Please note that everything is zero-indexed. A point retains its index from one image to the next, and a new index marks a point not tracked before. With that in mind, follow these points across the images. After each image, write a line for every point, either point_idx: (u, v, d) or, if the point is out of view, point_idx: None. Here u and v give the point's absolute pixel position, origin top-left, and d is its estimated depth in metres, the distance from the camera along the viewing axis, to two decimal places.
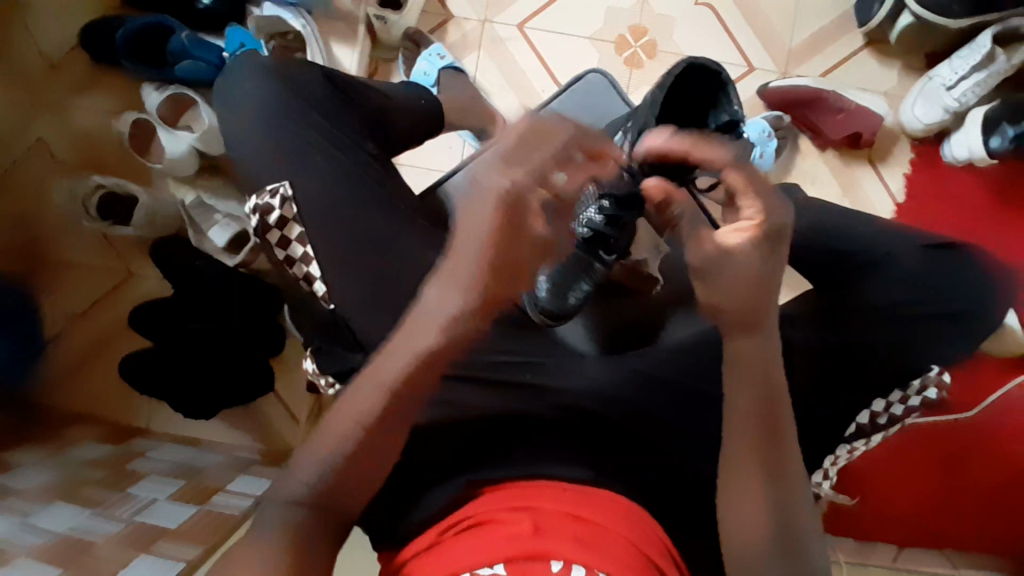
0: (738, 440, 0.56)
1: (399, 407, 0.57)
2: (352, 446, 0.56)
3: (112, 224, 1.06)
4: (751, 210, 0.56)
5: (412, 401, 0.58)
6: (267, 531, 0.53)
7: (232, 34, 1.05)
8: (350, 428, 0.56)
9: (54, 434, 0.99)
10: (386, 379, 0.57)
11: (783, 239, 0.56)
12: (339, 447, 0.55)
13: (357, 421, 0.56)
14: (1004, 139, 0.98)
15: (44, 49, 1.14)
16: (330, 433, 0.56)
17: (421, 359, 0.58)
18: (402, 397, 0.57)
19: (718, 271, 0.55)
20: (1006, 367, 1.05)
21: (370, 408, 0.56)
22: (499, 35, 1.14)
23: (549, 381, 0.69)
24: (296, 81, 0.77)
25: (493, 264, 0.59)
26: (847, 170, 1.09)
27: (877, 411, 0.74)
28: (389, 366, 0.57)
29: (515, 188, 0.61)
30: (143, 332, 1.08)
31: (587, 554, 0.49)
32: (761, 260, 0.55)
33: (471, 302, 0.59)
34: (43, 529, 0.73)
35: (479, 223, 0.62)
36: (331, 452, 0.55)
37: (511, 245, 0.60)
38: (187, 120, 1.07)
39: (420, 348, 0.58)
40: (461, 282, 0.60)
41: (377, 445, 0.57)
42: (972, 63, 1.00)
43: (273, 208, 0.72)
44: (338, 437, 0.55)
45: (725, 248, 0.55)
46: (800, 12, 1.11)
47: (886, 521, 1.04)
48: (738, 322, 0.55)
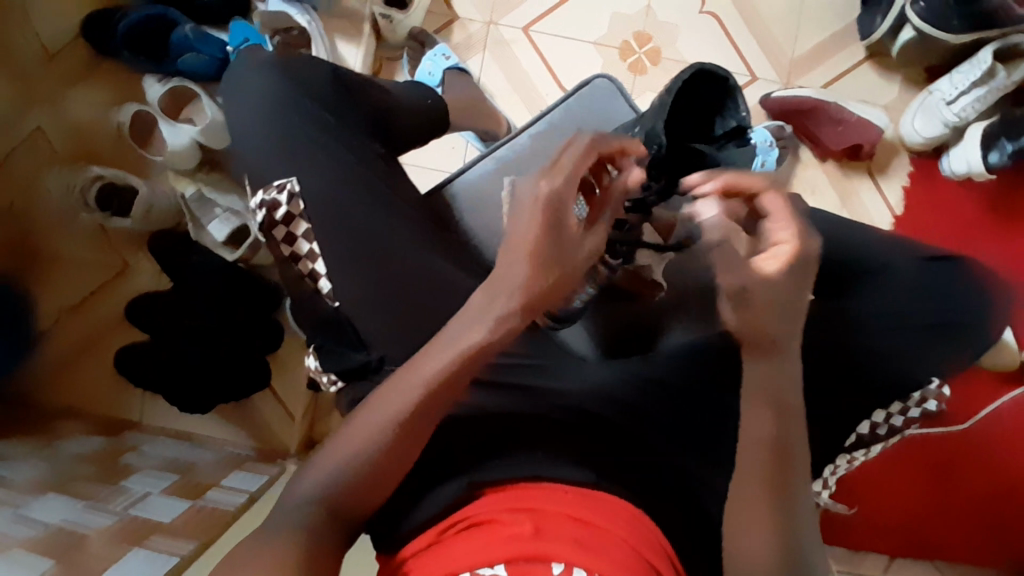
0: (751, 448, 0.54)
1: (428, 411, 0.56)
2: (382, 447, 0.55)
3: (110, 216, 1.06)
4: (784, 234, 0.54)
5: (443, 406, 0.56)
6: (269, 530, 0.53)
7: (235, 28, 1.05)
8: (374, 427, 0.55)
9: (46, 427, 0.98)
10: (427, 377, 0.55)
11: (813, 266, 0.54)
12: (362, 449, 0.55)
13: (393, 418, 0.55)
14: (1002, 154, 1.00)
15: (44, 39, 1.12)
16: (355, 434, 0.55)
17: (465, 356, 0.56)
18: (439, 397, 0.56)
19: (752, 295, 0.53)
20: (999, 380, 1.06)
21: (406, 404, 0.55)
22: (504, 37, 1.15)
23: (553, 383, 0.71)
24: (304, 78, 0.77)
25: (540, 268, 0.55)
26: (846, 181, 1.10)
27: (877, 421, 0.77)
28: (433, 363, 0.56)
29: (560, 191, 0.56)
30: (139, 325, 1.07)
31: (588, 557, 0.49)
32: (794, 284, 0.53)
33: (530, 294, 0.56)
34: (35, 522, 0.72)
35: (528, 218, 0.56)
36: (352, 453, 0.55)
37: (563, 238, 0.56)
38: (190, 113, 1.07)
39: (466, 345, 0.56)
40: (516, 273, 0.56)
41: (408, 448, 0.56)
42: (972, 79, 1.01)
43: (280, 203, 0.72)
44: (374, 431, 0.55)
45: (756, 272, 0.53)
46: (802, 23, 1.13)
47: (879, 531, 1.05)
48: (761, 341, 0.54)
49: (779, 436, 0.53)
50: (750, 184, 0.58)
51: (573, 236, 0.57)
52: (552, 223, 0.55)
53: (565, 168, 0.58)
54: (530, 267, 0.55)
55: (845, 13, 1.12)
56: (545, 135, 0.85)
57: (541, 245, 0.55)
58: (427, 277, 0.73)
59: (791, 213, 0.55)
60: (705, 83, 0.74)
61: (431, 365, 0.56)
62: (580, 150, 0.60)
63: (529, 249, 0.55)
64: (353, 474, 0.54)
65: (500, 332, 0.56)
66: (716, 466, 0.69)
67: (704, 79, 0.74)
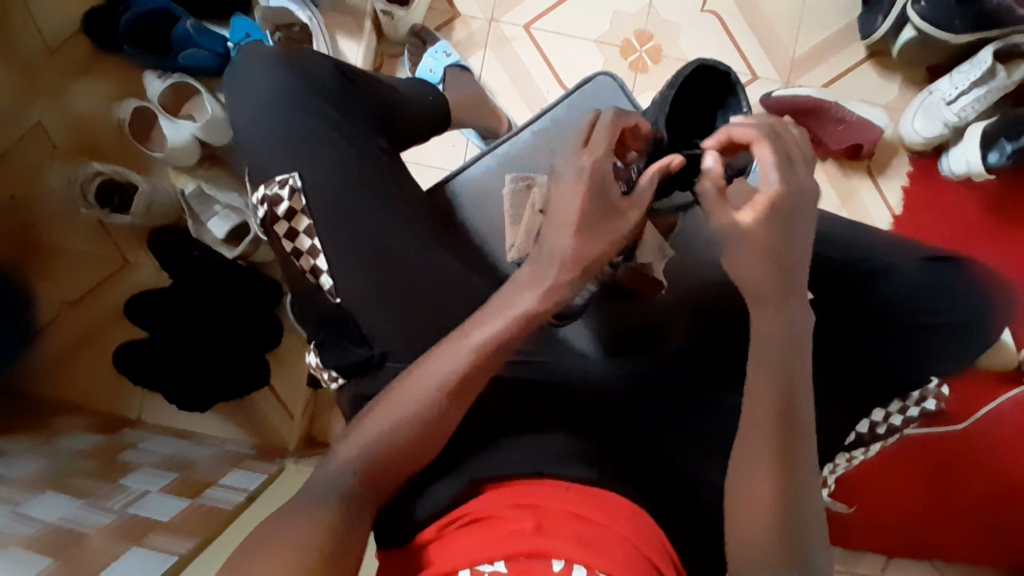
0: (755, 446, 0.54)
1: (466, 382, 0.58)
2: (427, 410, 0.57)
3: (109, 213, 1.05)
4: (766, 184, 0.57)
5: (481, 378, 0.58)
6: (271, 529, 0.53)
7: (236, 24, 1.07)
8: (416, 395, 0.58)
9: (43, 423, 0.97)
10: (476, 342, 0.58)
11: (799, 218, 0.57)
12: (402, 418, 0.57)
13: (439, 382, 0.58)
14: (1002, 155, 1.00)
15: (44, 32, 1.13)
16: (394, 402, 0.58)
17: (516, 322, 0.58)
18: (482, 365, 0.58)
19: (732, 245, 0.57)
20: (997, 380, 1.07)
21: (454, 369, 0.58)
22: (506, 35, 1.14)
23: (566, 373, 0.74)
24: (306, 73, 0.77)
25: (588, 236, 0.59)
26: (846, 180, 1.11)
27: (876, 420, 0.78)
28: (483, 328, 0.58)
29: (601, 163, 0.60)
30: (138, 322, 1.07)
31: (589, 554, 0.50)
32: (780, 234, 0.56)
33: (581, 262, 0.59)
34: (32, 519, 0.72)
35: (572, 192, 0.59)
36: (391, 422, 0.57)
37: (606, 210, 0.60)
38: (190, 109, 1.06)
39: (517, 311, 0.59)
40: (565, 242, 0.59)
41: (450, 411, 0.58)
42: (973, 78, 1.01)
43: (282, 199, 0.72)
44: (421, 394, 0.58)
45: (736, 221, 0.57)
46: (803, 23, 1.13)
47: (877, 529, 1.05)
48: (759, 294, 0.57)
49: (780, 433, 0.54)
50: (744, 137, 0.60)
51: (617, 206, 0.60)
52: (594, 195, 0.59)
53: (602, 141, 0.61)
54: (577, 237, 0.59)
55: (846, 12, 1.12)
56: (549, 132, 0.85)
57: (586, 215, 0.59)
58: (429, 274, 0.73)
59: (781, 163, 0.57)
60: (710, 81, 0.73)
61: (478, 332, 0.58)
62: (615, 124, 0.63)
63: (575, 220, 0.59)
64: (392, 439, 0.57)
65: (551, 299, 0.59)
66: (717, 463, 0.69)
67: (706, 78, 0.73)
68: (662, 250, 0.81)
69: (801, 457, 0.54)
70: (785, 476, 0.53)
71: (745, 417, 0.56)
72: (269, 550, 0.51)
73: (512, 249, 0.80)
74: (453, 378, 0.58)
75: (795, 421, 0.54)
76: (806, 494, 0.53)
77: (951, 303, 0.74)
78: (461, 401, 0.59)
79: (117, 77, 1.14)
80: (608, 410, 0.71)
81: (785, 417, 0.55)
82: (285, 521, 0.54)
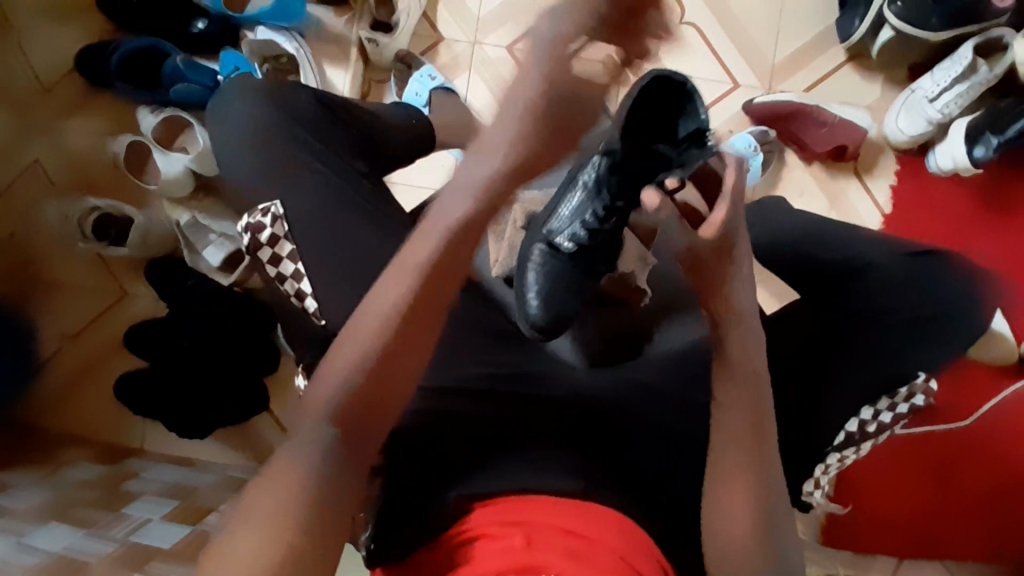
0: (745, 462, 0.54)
1: (425, 309, 0.56)
2: (364, 368, 0.54)
3: (107, 245, 1.08)
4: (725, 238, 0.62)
5: (424, 307, 0.56)
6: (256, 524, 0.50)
7: (226, 58, 1.06)
8: (413, 273, 0.56)
9: (49, 455, 0.99)
10: (415, 262, 0.56)
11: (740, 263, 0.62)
12: (397, 302, 0.56)
13: (381, 322, 0.55)
14: (988, 149, 1.00)
15: (38, 74, 1.16)
16: (402, 269, 0.57)
17: (435, 256, 0.57)
18: (421, 298, 0.56)
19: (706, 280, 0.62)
20: (999, 373, 1.05)
21: (395, 299, 0.56)
22: (489, 56, 1.17)
23: (549, 377, 0.74)
24: (287, 100, 0.78)
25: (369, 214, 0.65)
26: (834, 182, 1.11)
27: (866, 419, 0.74)
28: (417, 250, 0.57)
29: None
30: (139, 353, 1.08)
31: (575, 565, 0.51)
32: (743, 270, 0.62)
33: None
34: (38, 549, 0.73)
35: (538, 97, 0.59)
36: (376, 324, 0.55)
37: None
38: (183, 142, 1.08)
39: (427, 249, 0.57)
40: None
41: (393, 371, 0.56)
42: (953, 75, 1.01)
43: (265, 226, 0.73)
44: (365, 334, 0.55)
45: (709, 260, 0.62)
46: (782, 29, 1.14)
47: (881, 531, 1.04)
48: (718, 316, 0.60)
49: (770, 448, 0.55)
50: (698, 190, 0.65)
51: None
52: None
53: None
54: None
55: (825, 16, 1.13)
56: None
57: None
58: None
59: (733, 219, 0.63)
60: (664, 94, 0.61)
61: (421, 246, 0.57)
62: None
63: None
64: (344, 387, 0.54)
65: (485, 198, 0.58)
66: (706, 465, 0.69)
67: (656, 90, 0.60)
68: (643, 258, 0.82)
69: None
70: None
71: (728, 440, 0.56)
72: (252, 535, 0.49)
73: (496, 263, 0.82)
74: (433, 272, 0.57)
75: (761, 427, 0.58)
76: None
77: (934, 295, 0.74)
78: (405, 343, 0.56)
79: (112, 114, 1.16)
80: (599, 420, 0.71)
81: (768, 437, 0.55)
82: (278, 461, 0.53)
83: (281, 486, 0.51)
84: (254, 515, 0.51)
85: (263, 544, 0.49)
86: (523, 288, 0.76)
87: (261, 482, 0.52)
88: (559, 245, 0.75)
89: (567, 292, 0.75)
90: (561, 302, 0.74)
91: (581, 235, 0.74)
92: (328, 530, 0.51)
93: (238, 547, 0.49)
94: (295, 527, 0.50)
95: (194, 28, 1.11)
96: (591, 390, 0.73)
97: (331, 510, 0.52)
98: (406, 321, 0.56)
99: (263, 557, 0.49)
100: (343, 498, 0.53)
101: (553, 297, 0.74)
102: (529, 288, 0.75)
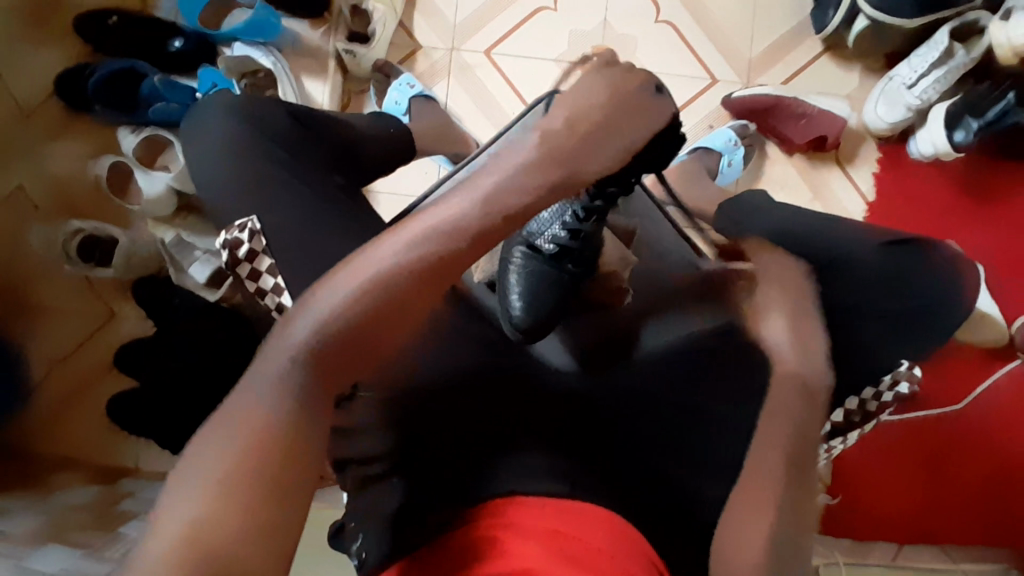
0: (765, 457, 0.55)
1: (434, 273, 0.50)
2: (344, 325, 0.48)
3: (93, 266, 1.09)
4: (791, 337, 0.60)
5: (422, 277, 0.49)
6: (199, 476, 0.42)
7: (204, 74, 1.07)
8: (422, 239, 0.50)
9: (44, 479, 0.99)
10: (429, 226, 0.51)
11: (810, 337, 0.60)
12: (392, 264, 0.49)
13: (369, 283, 0.49)
14: (968, 133, 0.99)
15: (17, 96, 1.15)
16: (405, 233, 0.50)
17: (453, 227, 0.51)
18: (419, 269, 0.49)
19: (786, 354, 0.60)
20: (989, 356, 1.05)
21: (393, 256, 0.50)
22: (467, 62, 1.17)
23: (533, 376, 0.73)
24: (259, 116, 0.79)
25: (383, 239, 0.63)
26: (817, 173, 1.11)
27: (850, 409, 0.78)
28: (444, 209, 0.51)
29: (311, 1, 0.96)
30: (130, 372, 1.08)
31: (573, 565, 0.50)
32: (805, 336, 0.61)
33: None
34: (34, 570, 0.72)
35: (589, 105, 0.57)
36: (367, 279, 0.49)
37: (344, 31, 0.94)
38: (164, 161, 1.10)
39: (443, 215, 0.51)
40: None
41: (373, 336, 0.49)
42: (930, 61, 1.01)
43: (243, 242, 0.73)
44: (361, 285, 0.49)
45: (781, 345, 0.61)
46: (757, 23, 1.14)
47: (881, 519, 1.03)
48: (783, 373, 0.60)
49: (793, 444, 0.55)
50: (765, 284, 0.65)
51: None
52: None
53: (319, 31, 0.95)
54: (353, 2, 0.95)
55: (800, 8, 1.13)
56: None
57: None
58: None
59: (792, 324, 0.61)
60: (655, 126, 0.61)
61: (440, 209, 0.52)
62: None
63: None
64: (320, 346, 0.47)
65: (517, 178, 0.53)
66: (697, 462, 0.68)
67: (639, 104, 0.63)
68: (624, 258, 0.85)
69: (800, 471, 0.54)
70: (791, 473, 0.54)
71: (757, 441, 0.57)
72: (208, 487, 0.41)
73: (479, 271, 0.81)
74: (446, 252, 0.50)
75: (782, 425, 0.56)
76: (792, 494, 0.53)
77: (917, 282, 0.75)
78: (404, 308, 0.49)
79: (95, 136, 1.16)
80: (587, 422, 0.70)
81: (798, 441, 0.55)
82: (234, 403, 0.45)
83: (239, 433, 0.43)
84: (203, 468, 0.42)
85: (216, 488, 0.41)
86: (505, 292, 0.77)
87: (215, 423, 0.45)
88: (539, 247, 0.79)
89: (548, 294, 0.77)
90: (542, 303, 0.76)
91: (563, 238, 0.78)
92: (290, 498, 0.43)
93: (180, 510, 0.41)
94: (249, 487, 0.42)
95: (171, 46, 1.12)
96: (583, 390, 0.72)
97: (303, 470, 0.44)
98: (411, 283, 0.49)
99: (208, 530, 0.40)
100: (306, 463, 0.44)
101: (535, 300, 0.76)
102: (511, 291, 0.76)
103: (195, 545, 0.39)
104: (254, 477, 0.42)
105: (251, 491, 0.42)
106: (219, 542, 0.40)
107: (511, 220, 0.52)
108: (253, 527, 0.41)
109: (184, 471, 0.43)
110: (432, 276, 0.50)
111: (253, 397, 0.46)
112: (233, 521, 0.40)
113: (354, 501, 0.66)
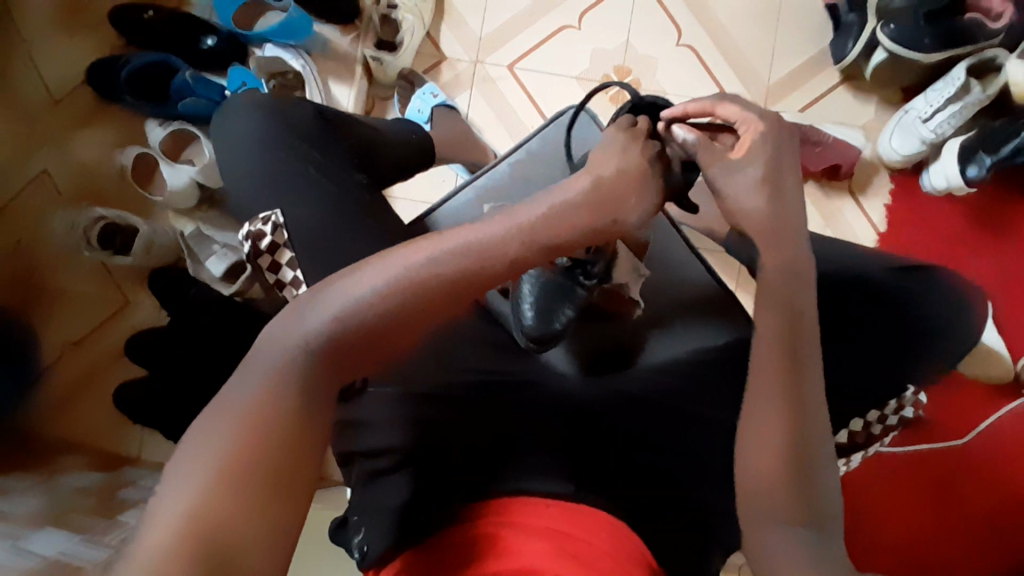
0: (770, 471, 0.51)
1: (450, 293, 0.50)
2: (354, 329, 0.48)
3: (111, 253, 1.10)
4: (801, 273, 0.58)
5: (439, 294, 0.50)
6: (193, 460, 0.42)
7: (234, 74, 1.11)
8: (444, 257, 0.51)
9: (47, 461, 0.99)
10: (450, 248, 0.51)
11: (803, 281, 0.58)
12: (414, 273, 0.50)
13: (383, 293, 0.49)
14: (981, 169, 1.01)
15: (50, 86, 1.19)
16: (428, 248, 0.51)
17: (477, 249, 0.51)
18: (438, 289, 0.50)
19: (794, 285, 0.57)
20: (997, 392, 1.06)
21: (411, 270, 0.50)
22: (490, 75, 1.19)
23: (541, 380, 0.74)
24: (286, 113, 0.80)
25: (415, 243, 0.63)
26: (830, 202, 1.12)
27: (861, 427, 0.82)
28: (467, 233, 0.52)
29: None
30: (139, 361, 1.09)
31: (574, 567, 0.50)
32: (781, 205, 0.59)
33: None
34: (33, 552, 0.72)
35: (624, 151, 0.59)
36: (382, 289, 0.49)
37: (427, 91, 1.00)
38: (190, 155, 1.12)
39: (470, 238, 0.52)
40: None
41: (380, 345, 0.50)
42: (947, 96, 1.03)
43: (266, 234, 0.75)
44: (378, 295, 0.49)
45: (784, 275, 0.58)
46: (776, 51, 1.16)
47: (886, 550, 1.02)
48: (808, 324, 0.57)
49: (807, 447, 0.51)
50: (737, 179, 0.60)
51: None
52: None
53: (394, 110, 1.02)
54: None
55: (819, 38, 1.16)
56: (522, 164, 0.88)
57: None
58: None
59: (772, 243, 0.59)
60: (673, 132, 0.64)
61: (465, 233, 0.52)
62: None
63: None
64: (328, 346, 0.48)
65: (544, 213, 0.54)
66: (702, 473, 0.69)
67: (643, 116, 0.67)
68: (637, 269, 0.80)
69: (823, 484, 0.51)
70: (810, 481, 0.50)
71: (756, 440, 0.52)
72: (201, 473, 0.41)
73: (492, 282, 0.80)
74: (468, 270, 0.51)
75: (811, 403, 0.53)
76: (829, 512, 0.50)
77: (925, 305, 0.77)
78: (417, 320, 0.50)
79: (120, 126, 1.19)
80: (594, 433, 0.70)
81: (807, 448, 0.51)
82: (235, 392, 0.45)
83: (239, 424, 0.43)
84: (198, 456, 0.42)
85: (210, 475, 0.41)
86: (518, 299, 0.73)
87: (212, 409, 0.44)
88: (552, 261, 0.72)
89: (560, 303, 0.73)
90: (555, 311, 0.73)
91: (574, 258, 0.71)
92: (284, 492, 0.43)
93: (175, 500, 0.40)
94: (247, 482, 0.42)
95: (204, 44, 1.15)
96: (584, 399, 0.73)
97: (297, 471, 0.44)
98: (425, 299, 0.50)
99: (203, 524, 0.40)
100: (310, 458, 0.45)
101: (547, 309, 0.73)
102: (523, 301, 0.73)
103: (194, 538, 0.39)
104: (249, 471, 0.42)
105: (247, 485, 0.41)
106: (219, 537, 0.40)
107: (538, 232, 0.53)
108: (246, 523, 0.41)
109: (179, 452, 0.43)
110: (453, 294, 0.51)
111: (252, 386, 0.45)
112: (230, 514, 0.40)
113: (357, 494, 0.66)
